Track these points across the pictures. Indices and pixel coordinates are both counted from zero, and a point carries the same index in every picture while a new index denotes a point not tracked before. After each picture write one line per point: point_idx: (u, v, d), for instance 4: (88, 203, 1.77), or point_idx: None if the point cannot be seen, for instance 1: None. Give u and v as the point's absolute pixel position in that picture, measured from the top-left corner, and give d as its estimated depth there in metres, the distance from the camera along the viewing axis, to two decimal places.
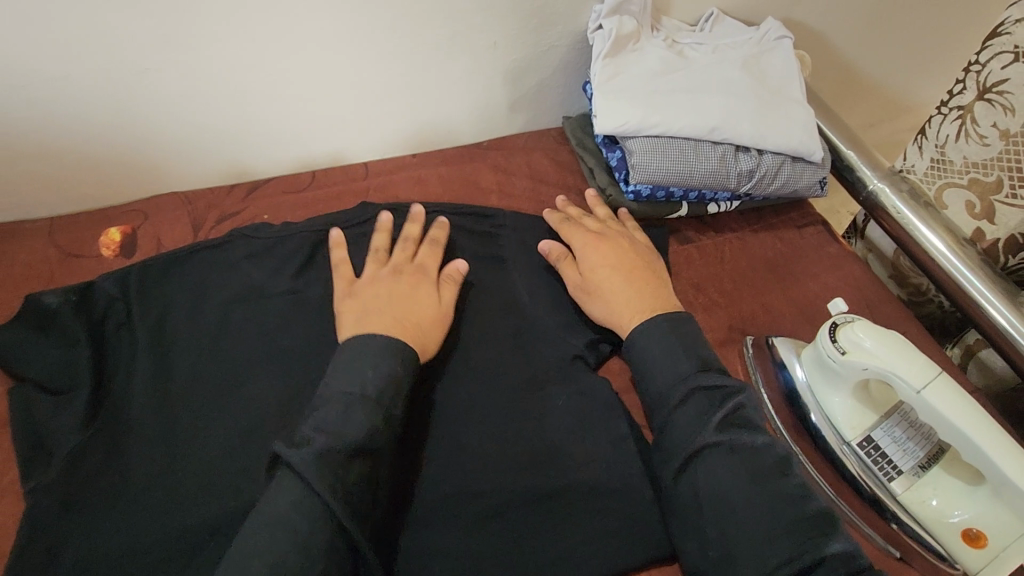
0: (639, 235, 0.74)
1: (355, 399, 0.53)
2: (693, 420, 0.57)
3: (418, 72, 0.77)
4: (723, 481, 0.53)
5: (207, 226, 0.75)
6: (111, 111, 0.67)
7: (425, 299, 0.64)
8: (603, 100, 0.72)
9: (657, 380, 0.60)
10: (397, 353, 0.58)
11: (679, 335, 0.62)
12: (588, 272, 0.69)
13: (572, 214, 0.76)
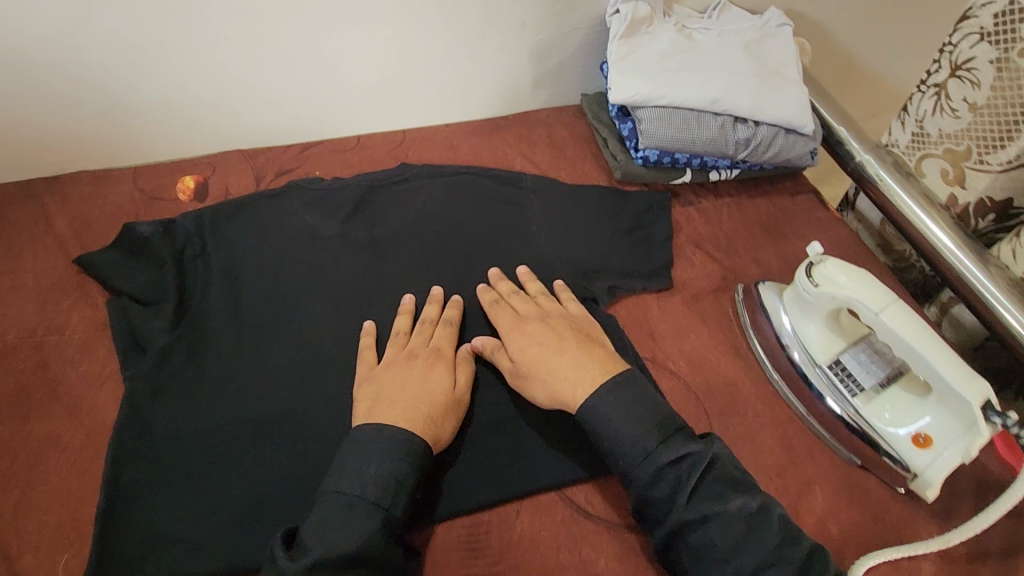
0: (572, 305, 0.70)
1: (358, 510, 0.52)
2: (669, 497, 0.54)
3: (456, 49, 0.87)
4: (722, 563, 0.51)
5: (268, 177, 0.86)
6: (191, 75, 0.78)
7: (440, 385, 0.61)
8: (617, 74, 0.82)
9: (619, 456, 0.56)
10: (403, 452, 0.55)
11: (630, 405, 0.57)
12: (517, 356, 0.63)
13: (504, 291, 0.72)
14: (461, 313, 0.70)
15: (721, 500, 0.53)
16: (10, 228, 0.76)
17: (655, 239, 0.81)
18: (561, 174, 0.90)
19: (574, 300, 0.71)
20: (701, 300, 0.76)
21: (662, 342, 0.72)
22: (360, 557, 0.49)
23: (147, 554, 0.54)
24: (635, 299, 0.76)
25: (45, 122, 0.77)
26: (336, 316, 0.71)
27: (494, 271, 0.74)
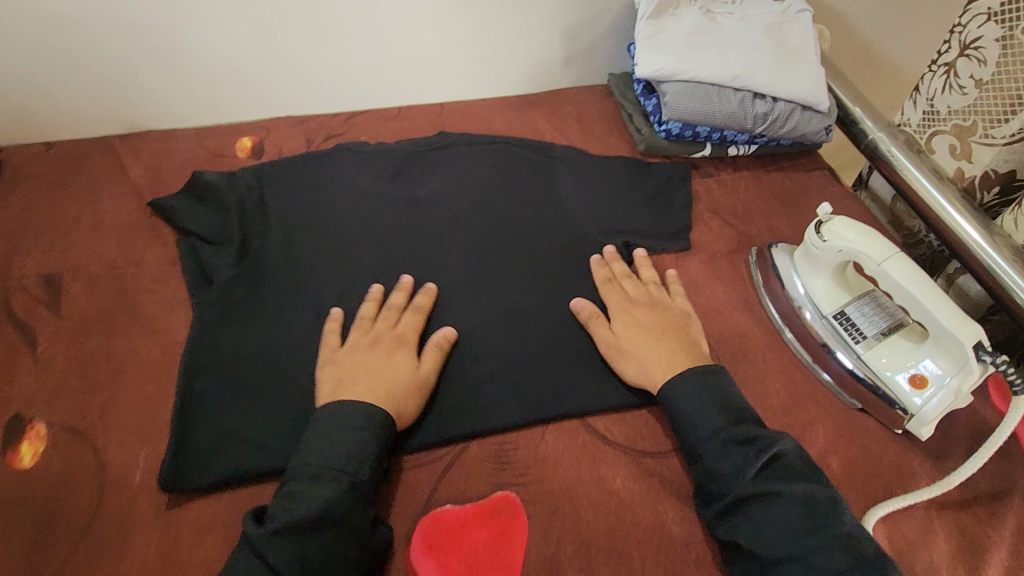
0: (681, 298, 0.75)
1: (325, 477, 0.55)
2: (733, 472, 0.57)
3: (494, 26, 0.94)
4: (778, 536, 0.53)
5: (318, 140, 0.93)
6: (256, 43, 0.87)
7: (405, 369, 0.64)
8: (643, 51, 0.88)
9: (692, 433, 0.61)
10: (367, 422, 0.59)
11: (710, 392, 0.63)
12: (619, 331, 0.69)
13: (618, 270, 0.77)
14: (433, 300, 0.73)
15: (784, 480, 0.56)
16: (93, 176, 0.85)
17: (674, 205, 0.87)
18: (589, 145, 0.96)
19: (684, 296, 0.75)
20: (717, 261, 0.81)
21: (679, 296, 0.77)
22: (326, 516, 0.53)
23: (213, 450, 0.61)
24: (655, 258, 0.81)
25: (126, 81, 0.87)
26: (379, 262, 0.77)
27: (614, 249, 0.80)
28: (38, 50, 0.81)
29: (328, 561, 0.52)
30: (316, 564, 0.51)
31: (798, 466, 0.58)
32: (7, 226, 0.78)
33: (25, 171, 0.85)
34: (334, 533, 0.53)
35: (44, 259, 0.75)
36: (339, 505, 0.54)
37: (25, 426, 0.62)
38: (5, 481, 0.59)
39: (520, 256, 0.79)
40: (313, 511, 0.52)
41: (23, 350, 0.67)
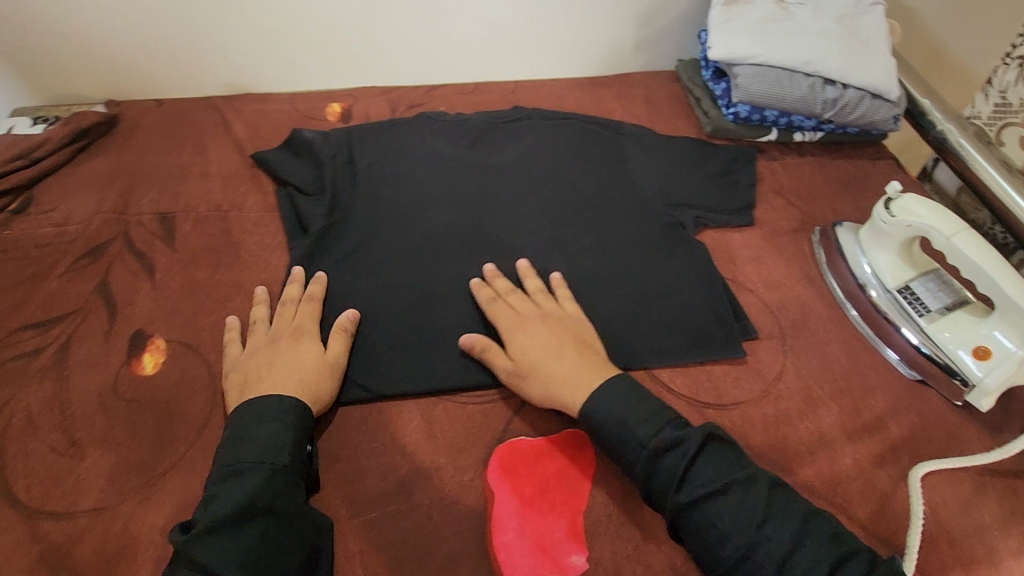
0: (569, 303, 0.72)
1: (247, 471, 0.55)
2: (667, 485, 0.56)
3: (572, 7, 0.99)
4: (720, 540, 0.54)
5: (401, 109, 1.00)
6: (353, 13, 0.94)
7: (309, 361, 0.64)
8: (718, 35, 0.91)
9: (623, 451, 0.59)
10: (280, 412, 0.59)
11: (628, 399, 0.61)
12: (517, 356, 0.66)
13: (501, 288, 0.73)
14: (325, 287, 0.73)
15: (709, 484, 0.56)
16: (200, 130, 0.93)
17: (740, 183, 0.90)
18: (657, 126, 1.00)
19: (572, 300, 0.72)
20: (781, 238, 0.83)
21: (743, 266, 0.80)
22: (251, 505, 0.52)
23: None
24: (719, 231, 0.84)
25: (232, 43, 0.95)
26: (457, 218, 0.82)
27: (491, 266, 0.75)
28: (161, 12, 0.89)
29: (263, 549, 0.51)
30: (252, 555, 0.50)
31: (728, 460, 0.58)
32: (126, 170, 0.86)
33: (139, 122, 0.93)
34: (266, 521, 0.52)
35: (158, 200, 0.83)
36: (264, 493, 0.53)
37: (147, 341, 0.69)
38: (129, 385, 0.65)
39: (589, 223, 0.83)
40: (238, 504, 0.52)
41: (142, 276, 0.75)
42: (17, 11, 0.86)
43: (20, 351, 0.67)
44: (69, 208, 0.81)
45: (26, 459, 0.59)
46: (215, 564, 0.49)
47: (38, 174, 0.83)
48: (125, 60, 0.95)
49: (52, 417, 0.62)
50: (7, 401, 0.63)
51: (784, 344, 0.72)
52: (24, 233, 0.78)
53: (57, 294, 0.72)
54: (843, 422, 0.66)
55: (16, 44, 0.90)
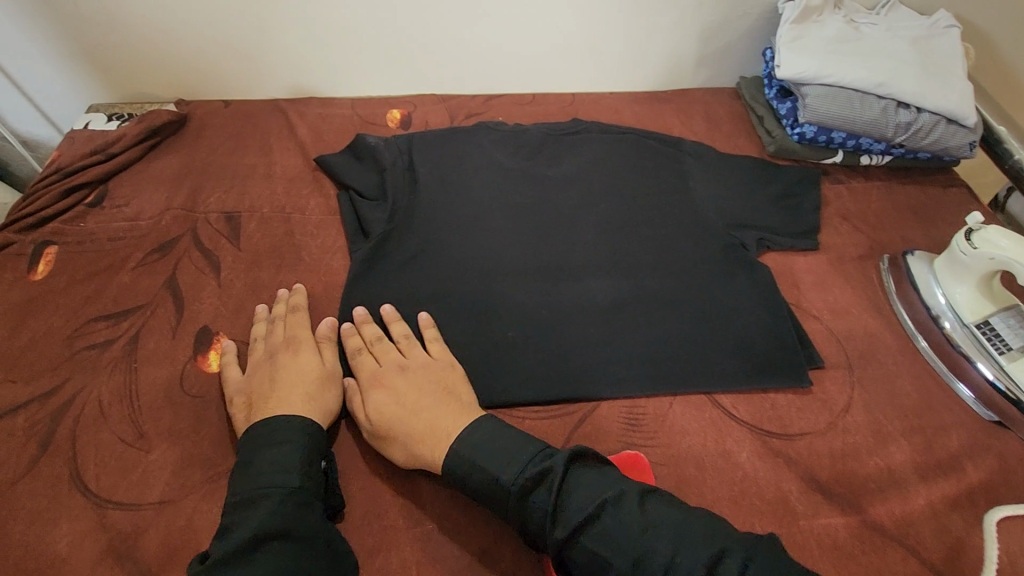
0: (434, 349, 0.67)
1: (260, 496, 0.53)
2: (541, 526, 0.53)
3: (635, 22, 0.98)
4: (605, 571, 0.51)
5: (460, 117, 1.00)
6: (417, 23, 0.95)
7: (311, 375, 0.63)
8: (788, 54, 0.89)
9: (493, 499, 0.56)
10: (285, 432, 0.57)
11: (493, 439, 0.58)
12: (372, 416, 0.61)
13: (366, 339, 0.68)
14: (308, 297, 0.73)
15: (585, 518, 0.52)
16: (264, 132, 0.95)
17: (803, 206, 0.88)
18: (718, 143, 0.98)
19: (439, 345, 0.68)
20: (847, 265, 0.81)
21: (807, 292, 0.78)
22: (265, 532, 0.50)
23: None
24: (782, 254, 0.82)
25: (299, 48, 0.97)
26: (515, 230, 0.82)
27: (361, 309, 0.70)
28: (233, 17, 0.92)
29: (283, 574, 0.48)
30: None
31: (600, 486, 0.54)
32: (194, 168, 0.89)
33: (207, 122, 0.96)
34: (284, 545, 0.50)
35: (224, 199, 0.85)
36: (278, 516, 0.51)
37: (212, 338, 0.70)
38: (195, 381, 0.66)
39: (651, 240, 0.82)
40: (252, 531, 0.50)
41: (208, 274, 0.76)
42: (100, 12, 0.89)
43: (93, 342, 0.69)
44: (140, 204, 0.83)
45: (97, 449, 0.61)
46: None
47: (113, 170, 0.86)
48: (196, 61, 0.97)
49: (122, 408, 0.64)
50: (80, 389, 0.65)
51: (852, 375, 0.70)
52: (98, 226, 0.80)
53: (128, 288, 0.74)
54: (915, 460, 0.64)
55: (97, 43, 0.94)
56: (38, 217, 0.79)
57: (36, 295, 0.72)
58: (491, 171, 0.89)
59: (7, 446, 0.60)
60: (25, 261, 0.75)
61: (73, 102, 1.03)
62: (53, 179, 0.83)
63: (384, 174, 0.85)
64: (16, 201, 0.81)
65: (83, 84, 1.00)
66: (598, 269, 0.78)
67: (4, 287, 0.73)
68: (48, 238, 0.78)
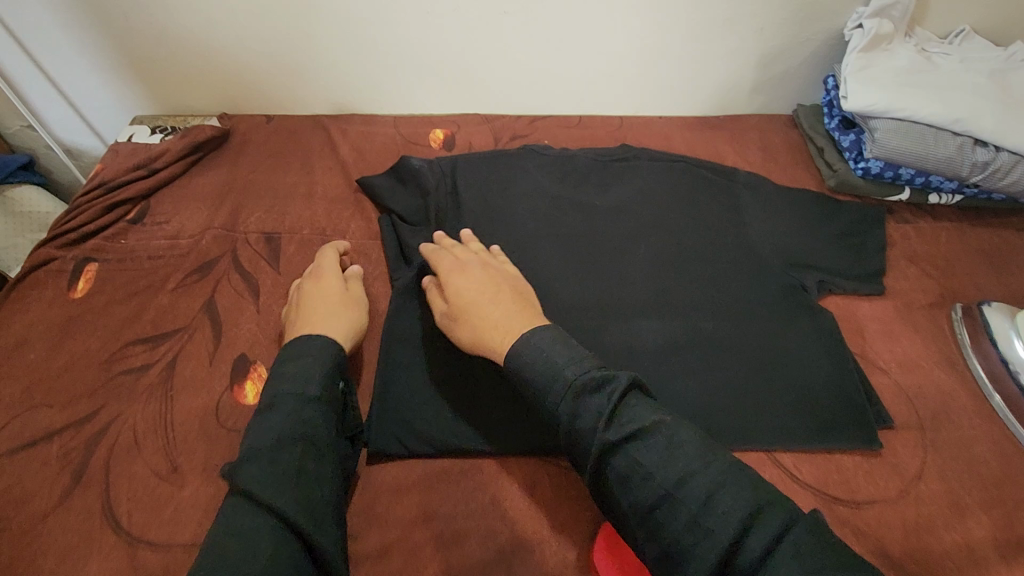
0: (508, 265, 0.72)
1: (286, 401, 0.56)
2: (592, 424, 0.53)
3: (692, 45, 0.94)
4: (643, 478, 0.51)
5: (505, 139, 0.97)
6: (465, 43, 0.92)
7: (337, 301, 0.68)
8: (856, 84, 0.85)
9: (548, 392, 0.56)
10: (314, 347, 0.61)
11: (557, 346, 0.59)
12: (453, 300, 0.66)
13: (446, 244, 0.73)
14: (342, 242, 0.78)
15: (632, 431, 0.53)
16: (306, 149, 0.94)
17: (867, 246, 0.83)
18: (774, 175, 0.93)
19: (510, 263, 0.72)
20: (916, 313, 0.76)
21: (873, 341, 0.73)
22: (290, 433, 0.54)
23: (407, 418, 0.65)
24: (845, 299, 0.78)
25: (345, 65, 0.95)
26: (562, 262, 0.78)
27: (440, 232, 0.75)
28: (281, 33, 0.90)
29: (303, 472, 0.53)
30: (295, 478, 0.52)
31: (652, 411, 0.55)
32: (235, 185, 0.87)
33: (249, 138, 0.95)
34: (305, 449, 0.54)
35: (265, 219, 0.83)
36: (301, 423, 0.55)
37: (249, 367, 0.68)
38: (231, 413, 0.64)
39: (703, 278, 0.77)
40: (278, 433, 0.54)
41: (247, 298, 0.74)
42: (150, 25, 0.89)
43: (130, 366, 0.67)
44: (181, 221, 0.82)
45: (130, 482, 0.59)
46: (259, 487, 0.50)
47: (155, 185, 0.85)
48: (241, 75, 0.96)
49: (156, 439, 0.62)
50: (115, 417, 0.63)
51: (924, 437, 0.65)
52: (138, 244, 0.79)
53: (167, 309, 0.72)
54: (997, 537, 0.58)
55: (144, 56, 0.94)
56: (81, 233, 0.78)
57: (75, 314, 0.71)
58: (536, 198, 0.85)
59: (40, 475, 0.59)
60: (66, 278, 0.75)
61: (117, 114, 1.03)
62: (97, 194, 0.82)
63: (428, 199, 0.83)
64: (59, 215, 0.80)
65: (128, 96, 1.00)
66: (648, 308, 0.74)
67: (44, 305, 0.72)
68: (89, 254, 0.77)
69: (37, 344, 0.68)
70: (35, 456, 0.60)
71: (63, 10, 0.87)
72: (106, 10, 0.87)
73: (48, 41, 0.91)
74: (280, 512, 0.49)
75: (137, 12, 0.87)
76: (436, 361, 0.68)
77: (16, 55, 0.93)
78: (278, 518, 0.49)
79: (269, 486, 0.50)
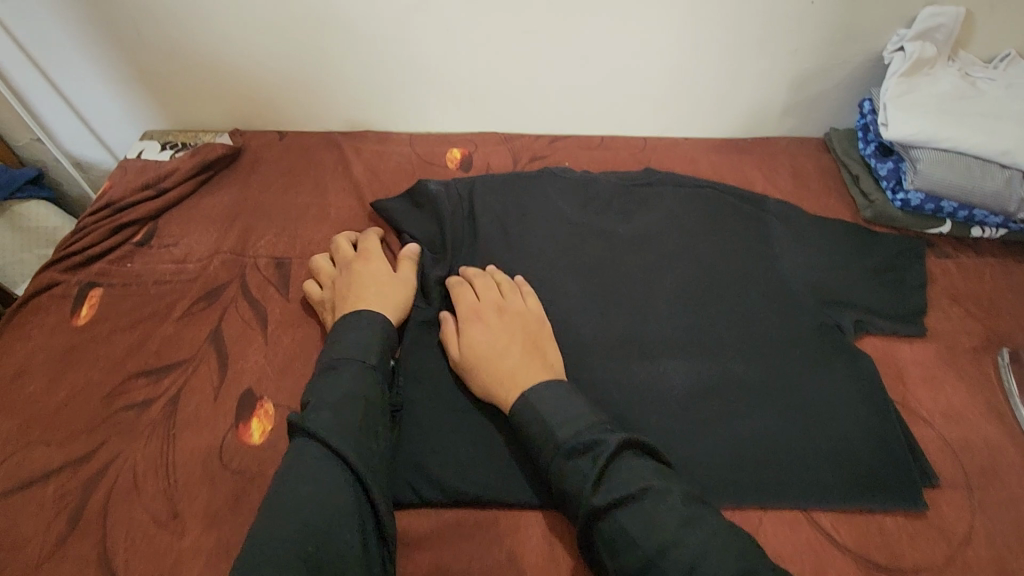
0: (531, 302, 0.70)
1: (350, 364, 0.60)
2: (578, 488, 0.53)
3: (721, 66, 0.90)
4: (628, 546, 0.49)
5: (524, 160, 0.94)
6: (484, 60, 0.89)
7: (388, 281, 0.70)
8: (898, 112, 0.80)
9: (542, 449, 0.56)
10: (370, 320, 0.64)
11: (557, 401, 0.58)
12: (468, 346, 0.65)
13: (468, 278, 0.72)
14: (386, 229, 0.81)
15: (620, 495, 0.51)
16: (319, 169, 0.91)
17: (906, 283, 0.78)
18: (806, 203, 0.89)
19: (534, 299, 0.71)
20: (959, 358, 0.72)
21: (914, 388, 0.69)
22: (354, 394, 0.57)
23: (420, 461, 0.61)
24: (884, 340, 0.74)
25: (361, 82, 0.92)
26: (585, 296, 0.74)
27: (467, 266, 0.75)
28: (296, 49, 0.88)
29: (364, 427, 0.56)
30: (358, 431, 0.55)
31: (648, 473, 0.53)
32: (246, 206, 0.85)
33: (261, 155, 0.92)
34: (366, 407, 0.57)
35: (275, 243, 0.80)
36: (364, 383, 0.59)
37: (256, 403, 0.65)
38: (235, 454, 0.61)
39: (732, 315, 0.73)
40: (345, 389, 0.57)
41: (254, 327, 0.71)
42: (162, 40, 0.87)
43: (132, 401, 0.64)
44: (189, 243, 0.80)
45: (127, 529, 0.56)
46: (328, 433, 0.53)
47: (164, 206, 0.83)
48: (254, 91, 0.94)
49: (157, 481, 0.59)
50: (114, 456, 0.60)
51: (971, 497, 0.61)
52: (145, 268, 0.77)
53: (172, 339, 0.70)
54: None
55: (155, 70, 0.91)
56: (86, 256, 0.76)
57: (77, 343, 0.69)
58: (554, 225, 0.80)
59: (35, 519, 0.56)
60: (70, 303, 0.72)
61: (127, 127, 1.01)
62: (104, 215, 0.80)
63: (446, 226, 0.79)
64: (66, 236, 0.78)
65: (138, 110, 0.98)
66: (674, 347, 0.70)
67: (47, 333, 0.69)
68: (94, 279, 0.75)
69: (38, 375, 0.66)
70: (30, 498, 0.57)
71: (74, 23, 0.85)
72: (117, 24, 0.85)
73: (59, 54, 0.89)
74: (349, 458, 0.52)
75: (150, 26, 0.85)
76: (452, 400, 0.65)
77: (27, 68, 0.91)
78: (345, 462, 0.52)
79: (337, 433, 0.53)
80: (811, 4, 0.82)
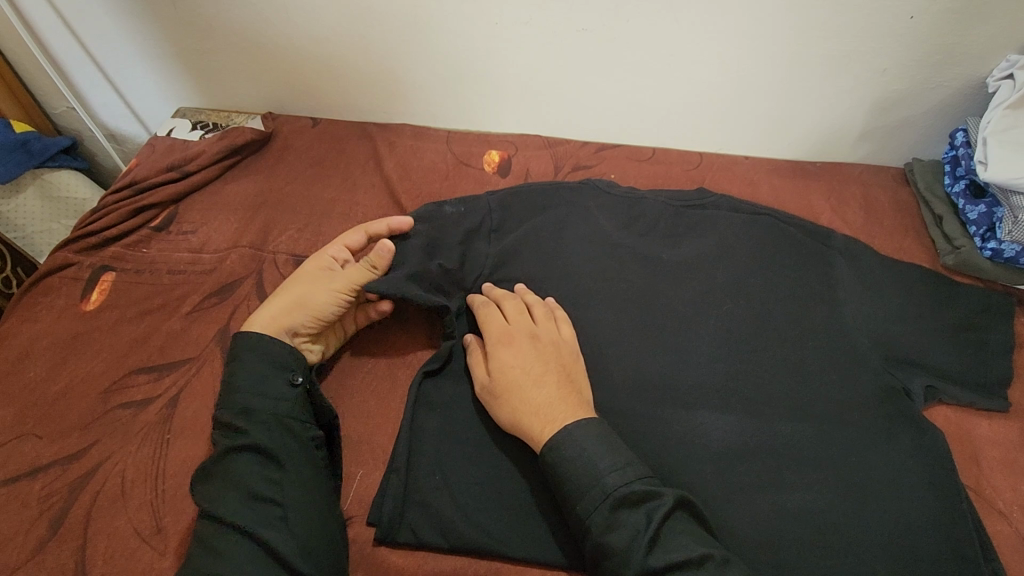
0: (565, 329, 0.63)
1: (227, 417, 0.54)
2: (628, 547, 0.47)
3: (795, 83, 0.81)
4: None
5: (566, 168, 0.87)
6: (533, 60, 0.82)
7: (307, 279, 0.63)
8: (998, 149, 0.71)
9: (582, 495, 0.50)
10: (254, 354, 0.57)
11: (600, 443, 0.52)
12: (494, 375, 0.59)
13: (496, 296, 0.66)
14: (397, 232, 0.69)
15: (673, 562, 0.46)
16: (351, 162, 0.86)
17: (989, 346, 0.69)
18: (875, 241, 0.81)
19: (569, 326, 0.64)
20: None
21: (991, 472, 0.62)
22: (231, 449, 0.52)
23: (426, 501, 0.56)
24: (954, 411, 0.66)
25: (401, 73, 0.86)
26: (620, 328, 0.66)
27: (489, 284, 0.68)
28: (334, 33, 0.82)
29: (256, 482, 0.51)
30: (243, 490, 0.51)
31: (700, 539, 0.49)
32: (270, 197, 0.81)
33: (291, 143, 0.88)
34: (251, 459, 0.52)
35: (296, 239, 0.76)
36: (248, 434, 0.53)
37: None
38: None
39: (785, 367, 0.65)
40: (225, 450, 0.52)
41: None
42: (198, 16, 0.83)
43: (130, 399, 0.61)
44: (207, 233, 0.77)
45: (109, 540, 0.52)
46: (209, 501, 0.51)
47: (185, 191, 0.80)
48: (290, 74, 0.89)
49: (145, 489, 0.55)
50: (106, 457, 0.57)
51: None
52: (160, 255, 0.74)
53: (178, 336, 0.66)
54: None
55: (191, 48, 0.88)
56: (101, 237, 0.74)
57: (82, 331, 0.67)
58: (592, 241, 0.72)
59: (18, 518, 0.54)
60: (80, 287, 0.71)
61: (162, 103, 0.98)
62: (125, 196, 0.78)
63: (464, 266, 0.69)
64: (85, 215, 0.76)
65: (173, 87, 0.95)
66: (716, 397, 0.63)
67: (55, 315, 0.68)
68: (107, 262, 0.73)
69: (41, 361, 0.64)
70: (15, 494, 0.55)
71: None
72: None
73: (97, 24, 0.87)
74: (239, 529, 0.49)
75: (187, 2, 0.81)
76: (463, 434, 0.60)
77: (64, 37, 0.89)
78: (232, 532, 0.49)
79: (218, 502, 0.50)
80: (909, 19, 0.72)
